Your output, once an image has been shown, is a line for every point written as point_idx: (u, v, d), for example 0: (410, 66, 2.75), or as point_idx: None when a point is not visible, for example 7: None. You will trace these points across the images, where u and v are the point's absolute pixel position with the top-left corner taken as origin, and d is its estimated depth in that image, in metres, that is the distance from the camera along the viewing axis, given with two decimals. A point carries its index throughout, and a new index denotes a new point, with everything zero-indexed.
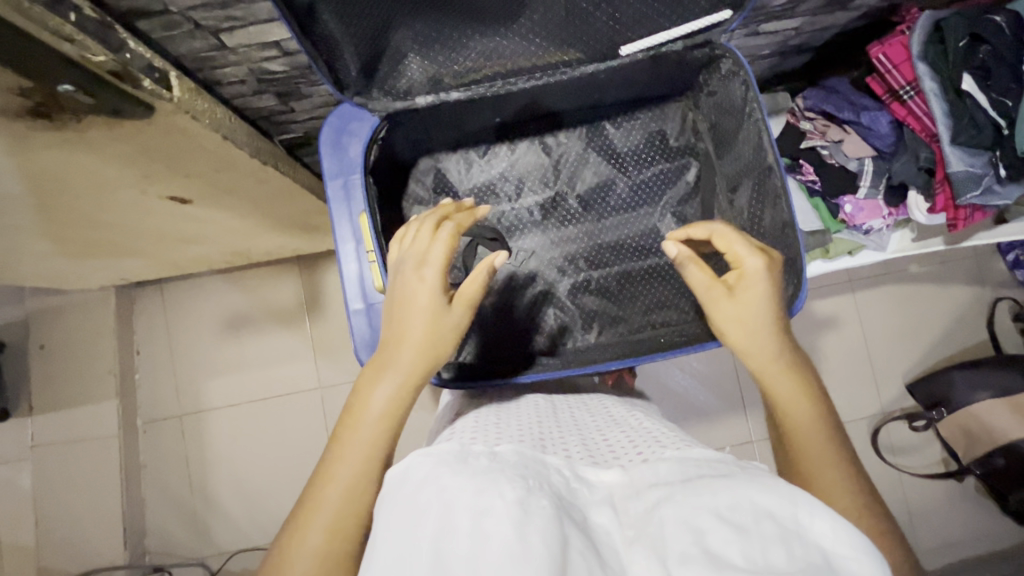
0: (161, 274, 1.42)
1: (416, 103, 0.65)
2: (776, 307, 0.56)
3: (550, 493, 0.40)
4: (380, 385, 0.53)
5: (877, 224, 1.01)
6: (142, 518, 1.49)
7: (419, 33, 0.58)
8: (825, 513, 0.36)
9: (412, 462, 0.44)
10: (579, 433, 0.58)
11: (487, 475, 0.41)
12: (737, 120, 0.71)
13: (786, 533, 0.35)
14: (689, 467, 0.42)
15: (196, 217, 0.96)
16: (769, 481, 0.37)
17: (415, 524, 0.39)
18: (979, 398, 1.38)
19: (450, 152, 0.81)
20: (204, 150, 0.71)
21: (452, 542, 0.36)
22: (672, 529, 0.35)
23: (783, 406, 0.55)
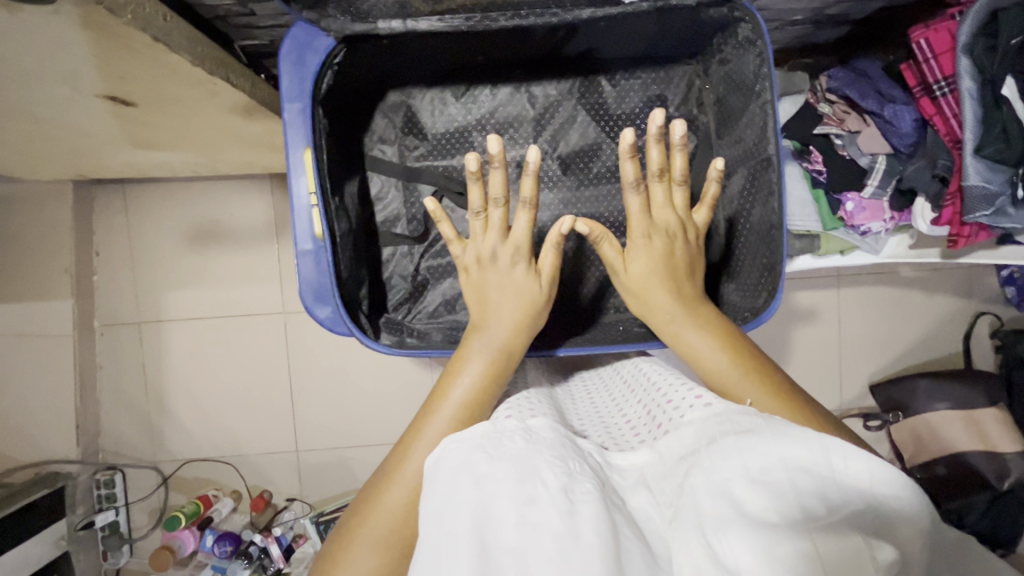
0: (120, 174, 1.33)
1: (379, 28, 0.56)
2: (677, 280, 0.58)
3: (585, 473, 0.41)
4: (468, 368, 0.54)
5: (876, 228, 0.94)
6: (97, 418, 1.50)
7: None
8: (860, 455, 0.38)
9: (442, 453, 0.43)
10: (602, 421, 0.61)
11: (520, 451, 0.42)
12: (745, 97, 0.63)
13: (822, 483, 0.37)
14: (712, 426, 0.43)
15: (145, 122, 0.87)
16: (796, 434, 0.38)
17: (455, 512, 0.39)
18: (937, 408, 1.37)
19: (423, 88, 0.72)
20: (138, 53, 0.62)
21: (498, 526, 0.37)
22: (706, 499, 0.37)
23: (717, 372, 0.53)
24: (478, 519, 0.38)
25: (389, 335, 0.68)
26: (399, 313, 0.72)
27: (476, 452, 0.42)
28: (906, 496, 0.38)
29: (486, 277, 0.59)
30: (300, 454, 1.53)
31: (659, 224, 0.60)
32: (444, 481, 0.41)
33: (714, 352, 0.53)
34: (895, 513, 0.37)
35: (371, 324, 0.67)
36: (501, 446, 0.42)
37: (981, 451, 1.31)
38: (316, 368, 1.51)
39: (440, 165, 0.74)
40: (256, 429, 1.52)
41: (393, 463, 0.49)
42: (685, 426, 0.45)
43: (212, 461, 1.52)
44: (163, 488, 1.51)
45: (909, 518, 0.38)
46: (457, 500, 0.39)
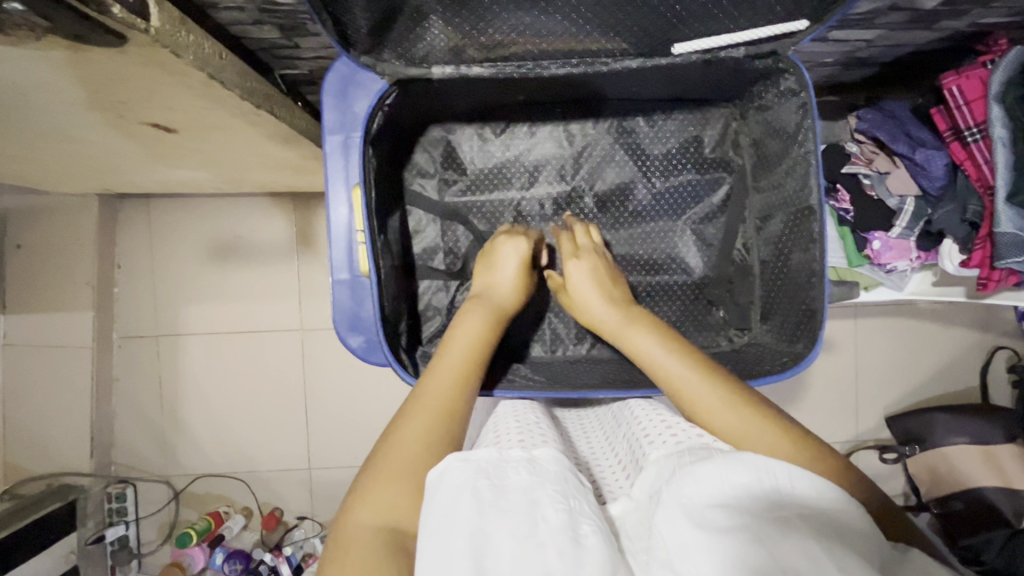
0: (146, 188, 1.34)
1: (432, 73, 0.56)
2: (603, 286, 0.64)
3: (587, 514, 0.42)
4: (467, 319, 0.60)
5: (902, 266, 0.95)
6: (111, 430, 1.50)
7: None
8: (804, 475, 0.41)
9: (445, 471, 0.44)
10: (591, 459, 0.63)
11: (525, 482, 0.44)
12: (785, 144, 0.64)
13: (773, 502, 0.40)
14: (676, 457, 0.47)
15: (183, 145, 0.88)
16: (738, 458, 0.42)
17: (452, 534, 0.39)
18: (954, 442, 1.36)
19: (463, 124, 0.73)
20: (188, 86, 0.63)
21: (495, 550, 0.38)
22: (669, 527, 0.40)
23: (651, 359, 0.55)
24: (477, 543, 0.38)
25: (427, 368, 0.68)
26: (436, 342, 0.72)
27: (480, 478, 0.43)
28: (853, 511, 0.40)
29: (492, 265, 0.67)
30: (313, 472, 1.52)
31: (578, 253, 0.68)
32: (445, 503, 0.41)
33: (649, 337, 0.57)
34: (844, 528, 0.39)
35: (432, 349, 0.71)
36: (505, 477, 0.44)
37: (999, 488, 1.30)
38: (332, 387, 1.51)
39: (478, 199, 0.74)
40: (270, 446, 1.52)
41: (407, 417, 0.50)
42: (651, 465, 0.48)
43: (225, 476, 1.52)
44: (175, 502, 1.50)
45: (858, 525, 0.39)
46: (456, 519, 0.40)
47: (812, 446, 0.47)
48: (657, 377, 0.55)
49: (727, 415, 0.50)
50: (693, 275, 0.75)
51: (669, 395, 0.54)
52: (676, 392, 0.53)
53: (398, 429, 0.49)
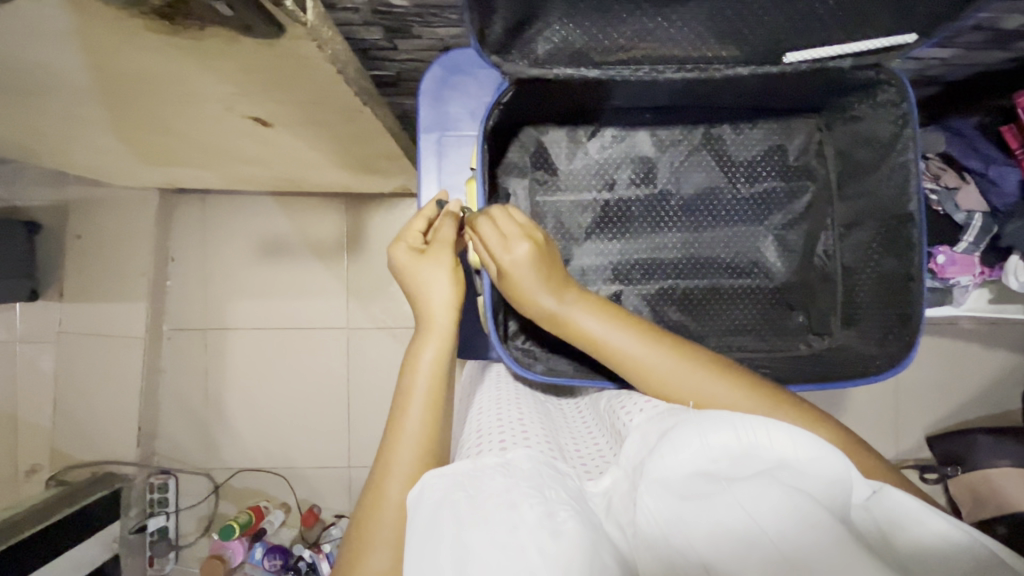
0: (207, 184, 1.38)
1: (552, 73, 0.59)
2: (539, 282, 0.61)
3: (562, 502, 0.48)
4: (426, 349, 0.63)
5: (965, 281, 0.97)
6: (156, 421, 1.52)
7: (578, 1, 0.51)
8: (779, 427, 0.45)
9: (424, 488, 0.50)
10: (581, 440, 0.68)
11: (500, 486, 0.49)
12: (879, 154, 0.66)
13: (747, 459, 0.45)
14: (656, 425, 0.51)
15: (268, 140, 0.92)
16: (717, 421, 0.46)
17: (436, 549, 0.44)
18: (998, 465, 1.35)
19: (557, 126, 0.76)
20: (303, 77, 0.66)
21: (479, 557, 0.42)
22: (651, 498, 0.45)
23: (601, 343, 0.59)
24: (459, 555, 0.43)
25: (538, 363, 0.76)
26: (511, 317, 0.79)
27: (457, 491, 0.48)
28: (830, 460, 0.44)
29: (423, 274, 0.67)
30: (351, 471, 1.53)
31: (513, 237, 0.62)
32: (428, 519, 0.46)
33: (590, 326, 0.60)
34: (811, 477, 0.44)
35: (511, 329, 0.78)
36: (479, 484, 0.49)
37: None
38: (374, 388, 1.53)
39: (569, 199, 0.77)
40: (311, 443, 1.53)
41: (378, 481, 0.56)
42: (633, 433, 0.53)
43: (265, 472, 1.53)
44: (214, 496, 1.51)
45: (825, 468, 0.44)
46: (440, 536, 0.44)
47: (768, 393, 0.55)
48: (604, 355, 0.60)
49: (671, 371, 0.57)
50: (775, 280, 0.77)
51: (627, 374, 0.59)
52: (640, 375, 0.58)
53: (372, 496, 0.55)
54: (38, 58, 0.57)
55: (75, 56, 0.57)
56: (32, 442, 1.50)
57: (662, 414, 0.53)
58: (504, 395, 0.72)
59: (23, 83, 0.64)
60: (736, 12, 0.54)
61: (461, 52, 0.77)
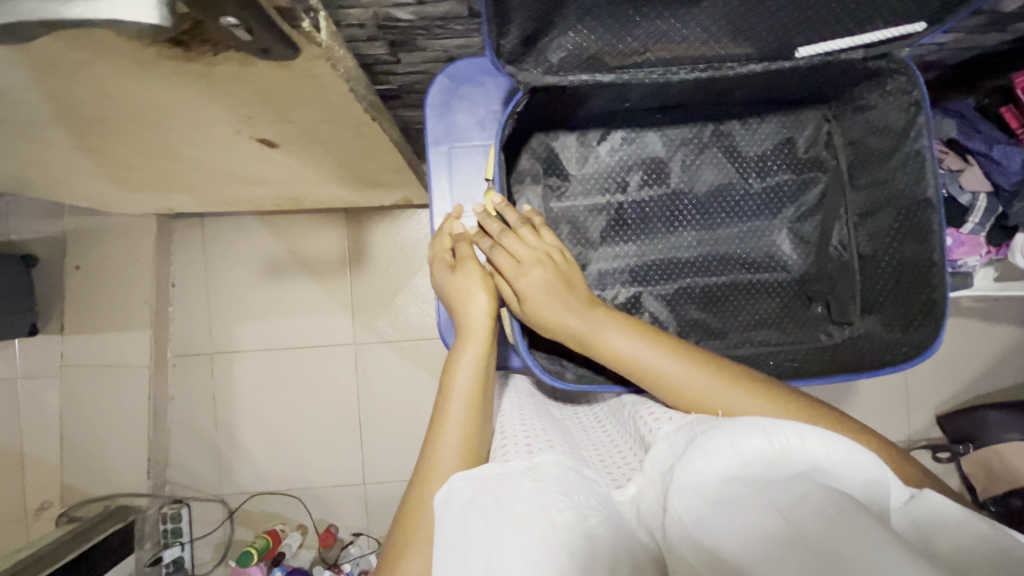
0: (206, 207, 1.36)
1: (566, 80, 0.59)
2: (556, 302, 0.63)
3: (590, 504, 0.48)
4: (462, 367, 0.64)
5: (972, 262, 0.99)
6: (166, 450, 1.49)
7: (595, 6, 0.51)
8: (813, 433, 0.46)
9: (451, 490, 0.51)
10: (602, 447, 0.68)
11: (529, 489, 0.49)
12: (892, 142, 0.67)
13: (778, 463, 0.45)
14: (685, 432, 0.52)
15: (273, 160, 0.91)
16: (749, 427, 0.47)
17: (463, 553, 0.45)
18: (1010, 439, 1.38)
19: (566, 132, 0.75)
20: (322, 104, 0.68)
21: (508, 560, 0.43)
22: (681, 500, 0.45)
23: (631, 358, 0.60)
24: (490, 558, 0.44)
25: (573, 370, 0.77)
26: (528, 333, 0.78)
27: (484, 496, 0.49)
28: (865, 462, 0.45)
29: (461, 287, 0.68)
30: (367, 487, 1.51)
31: (527, 262, 0.64)
32: (457, 525, 0.47)
33: (620, 340, 0.60)
34: (842, 476, 0.45)
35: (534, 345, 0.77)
36: (506, 487, 0.50)
37: None
38: (387, 402, 1.52)
39: (584, 204, 0.77)
40: (326, 461, 1.51)
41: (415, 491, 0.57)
42: (659, 443, 0.53)
43: (279, 494, 1.51)
44: (228, 522, 1.49)
45: (855, 470, 0.45)
46: (469, 538, 0.45)
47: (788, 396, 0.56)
48: (637, 372, 0.59)
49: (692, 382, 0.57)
50: (792, 272, 0.77)
51: (653, 388, 0.60)
52: (674, 389, 0.57)
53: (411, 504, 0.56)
54: (51, 91, 0.56)
55: (89, 85, 0.56)
56: (39, 480, 1.47)
57: (692, 424, 0.53)
58: (525, 402, 0.72)
59: (30, 116, 0.63)
60: (752, 11, 0.54)
61: (463, 62, 0.76)
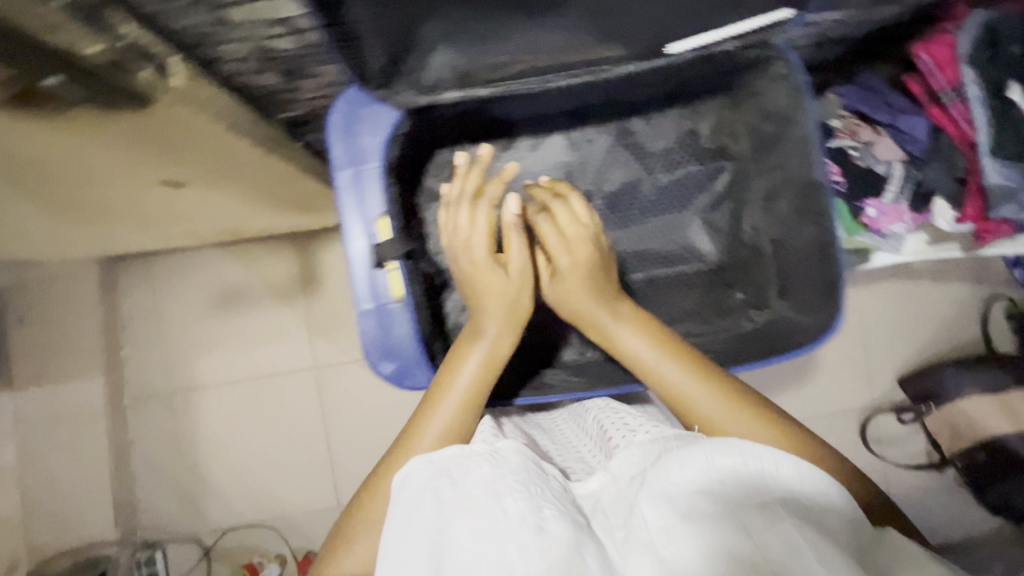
0: (145, 246, 1.34)
1: (441, 98, 0.59)
2: (591, 289, 0.67)
3: (548, 499, 0.51)
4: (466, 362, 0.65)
5: (898, 230, 0.98)
6: (134, 494, 1.47)
7: (452, 25, 0.51)
8: (789, 462, 0.49)
9: (410, 472, 0.54)
10: (570, 448, 0.73)
11: (485, 475, 0.53)
12: (780, 127, 0.67)
13: (749, 487, 0.48)
14: (658, 445, 0.55)
15: (188, 199, 0.90)
16: (727, 446, 0.50)
17: (414, 536, 0.49)
18: (968, 393, 1.43)
19: (468, 144, 0.78)
20: (183, 99, 0.64)
21: (455, 550, 0.48)
22: (651, 511, 0.48)
23: (646, 358, 0.62)
24: (438, 544, 0.48)
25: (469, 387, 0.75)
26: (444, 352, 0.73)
27: (439, 479, 0.53)
28: (825, 492, 0.49)
29: (490, 286, 0.67)
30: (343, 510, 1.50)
31: (575, 239, 0.69)
32: (411, 506, 0.51)
33: (637, 339, 0.63)
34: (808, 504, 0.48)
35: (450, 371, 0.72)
36: (467, 475, 0.53)
37: (1018, 433, 1.37)
38: (354, 423, 1.51)
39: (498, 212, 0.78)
40: (298, 488, 1.50)
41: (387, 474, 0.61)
42: (629, 449, 0.57)
43: (254, 526, 1.49)
44: (205, 560, 1.47)
45: (829, 506, 0.48)
46: (422, 520, 0.50)
47: (779, 426, 0.58)
48: (648, 376, 0.62)
49: (698, 394, 0.58)
50: (708, 261, 0.79)
51: (656, 389, 0.61)
52: (672, 390, 0.60)
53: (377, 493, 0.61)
54: None
55: None
56: None
57: (665, 439, 0.56)
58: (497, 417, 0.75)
59: None
60: (623, 13, 0.54)
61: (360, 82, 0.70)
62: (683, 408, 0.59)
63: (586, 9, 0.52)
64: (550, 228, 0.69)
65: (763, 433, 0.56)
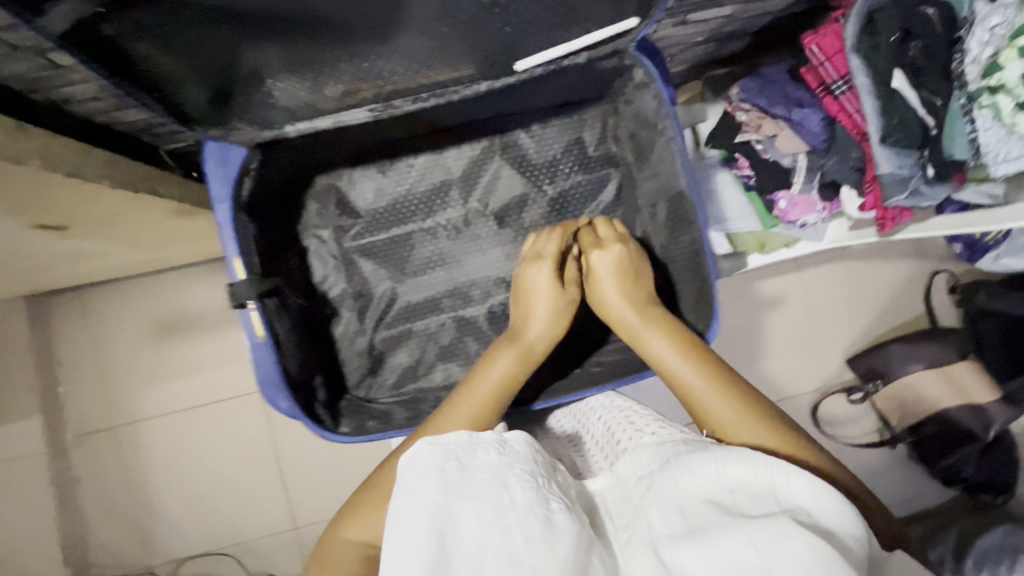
0: (69, 281, 1.30)
1: (285, 132, 0.60)
2: (624, 290, 0.66)
3: (555, 492, 0.48)
4: (499, 359, 0.63)
5: (812, 219, 0.99)
6: (84, 532, 1.44)
7: (277, 59, 0.51)
8: (801, 478, 0.47)
9: (415, 453, 0.50)
10: (576, 443, 0.73)
11: (495, 463, 0.49)
12: (652, 133, 0.66)
13: (764, 497, 0.47)
14: (668, 446, 0.54)
15: (82, 239, 0.86)
16: (739, 455, 0.48)
17: (418, 517, 0.45)
18: (913, 369, 1.36)
19: (350, 169, 0.74)
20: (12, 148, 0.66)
21: (459, 533, 0.44)
22: (661, 516, 0.47)
23: (665, 359, 0.60)
24: (439, 524, 0.44)
25: (351, 422, 0.67)
26: (321, 393, 0.67)
27: (447, 460, 0.49)
28: (841, 519, 0.45)
29: (531, 287, 0.68)
30: (300, 530, 1.48)
31: (608, 242, 0.69)
32: (413, 485, 0.47)
33: (663, 341, 0.61)
34: (825, 518, 0.45)
35: (329, 416, 0.66)
36: (473, 458, 0.49)
37: (962, 404, 1.31)
38: (305, 442, 1.49)
39: (378, 239, 0.75)
40: (253, 512, 1.48)
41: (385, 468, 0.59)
42: (642, 448, 0.56)
43: (211, 554, 1.47)
44: None
45: (842, 530, 0.45)
46: (422, 501, 0.46)
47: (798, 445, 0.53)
48: (667, 376, 0.60)
49: (711, 393, 0.56)
50: None
51: (680, 397, 0.59)
52: (690, 394, 0.58)
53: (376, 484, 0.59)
54: None
55: None
56: None
57: (675, 443, 0.55)
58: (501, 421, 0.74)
59: None
60: (457, 27, 0.52)
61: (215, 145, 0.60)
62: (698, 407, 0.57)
63: (422, 32, 0.52)
64: (605, 251, 0.68)
65: (774, 439, 0.52)
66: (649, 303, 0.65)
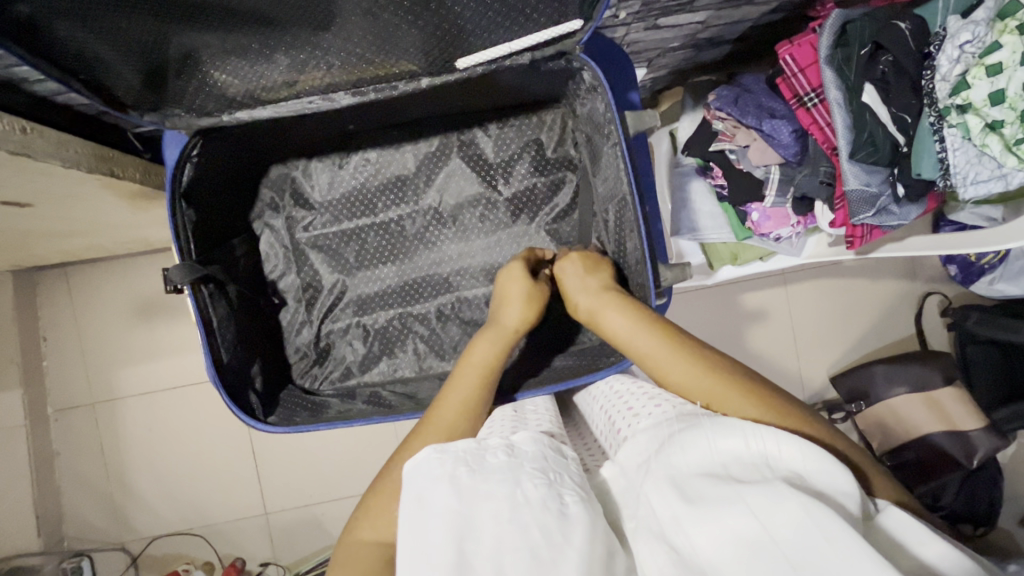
0: (50, 256, 1.30)
1: (222, 120, 0.63)
2: (588, 279, 0.69)
3: (568, 487, 0.50)
4: (480, 344, 0.65)
5: (786, 233, 0.97)
6: (59, 506, 1.43)
7: (219, 47, 0.54)
8: (790, 440, 0.47)
9: (421, 460, 0.50)
10: (593, 439, 0.71)
11: (502, 464, 0.50)
12: (602, 139, 0.69)
13: (757, 466, 0.47)
14: (661, 429, 0.54)
15: (49, 216, 0.85)
16: (728, 429, 0.49)
17: (432, 523, 0.45)
18: (896, 393, 1.28)
19: (303, 160, 0.80)
20: None
21: (476, 534, 0.45)
22: (658, 498, 0.48)
23: (625, 340, 0.62)
24: (456, 529, 0.45)
25: (281, 412, 0.72)
26: (258, 381, 0.72)
27: (458, 465, 0.49)
28: (839, 474, 0.45)
29: (503, 286, 0.71)
30: (270, 516, 1.46)
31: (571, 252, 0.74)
32: (423, 491, 0.48)
33: (622, 319, 0.63)
34: (819, 481, 0.45)
35: (260, 403, 0.70)
36: (483, 464, 0.50)
37: (945, 431, 1.23)
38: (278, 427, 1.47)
39: (332, 231, 0.80)
40: (224, 494, 1.46)
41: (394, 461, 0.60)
42: (639, 434, 0.56)
43: (182, 534, 1.45)
44: (132, 570, 1.44)
45: (836, 486, 0.45)
46: (432, 508, 0.46)
47: (778, 405, 0.53)
48: (630, 353, 0.62)
49: (676, 370, 0.58)
50: None
51: (655, 376, 0.60)
52: (662, 372, 0.59)
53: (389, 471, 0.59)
54: None
55: None
56: None
57: (669, 421, 0.55)
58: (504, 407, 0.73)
59: None
60: (388, 8, 0.51)
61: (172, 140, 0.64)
62: (676, 390, 0.59)
63: (361, 19, 0.52)
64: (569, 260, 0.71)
65: (752, 404, 0.53)
66: (607, 287, 0.67)
